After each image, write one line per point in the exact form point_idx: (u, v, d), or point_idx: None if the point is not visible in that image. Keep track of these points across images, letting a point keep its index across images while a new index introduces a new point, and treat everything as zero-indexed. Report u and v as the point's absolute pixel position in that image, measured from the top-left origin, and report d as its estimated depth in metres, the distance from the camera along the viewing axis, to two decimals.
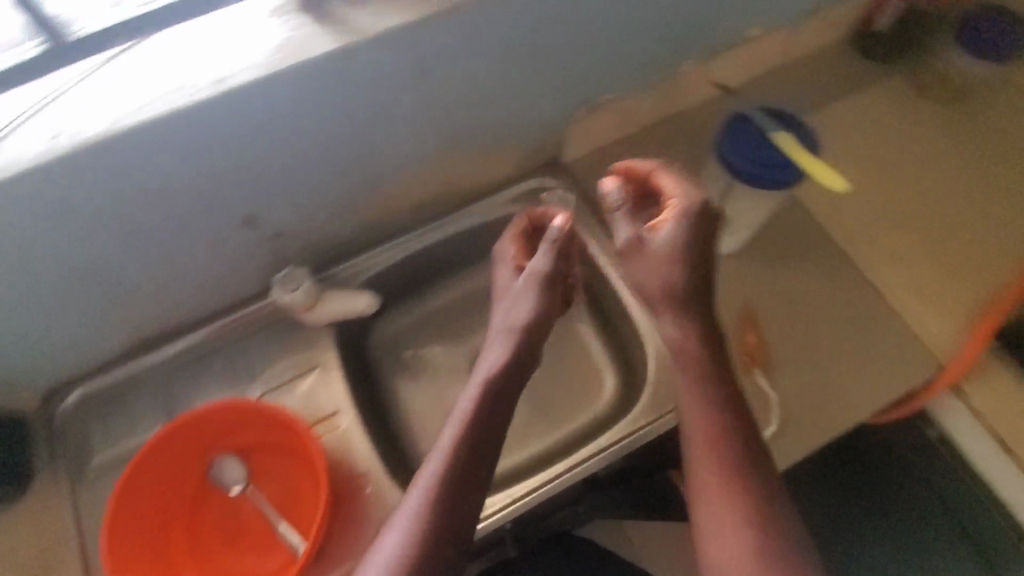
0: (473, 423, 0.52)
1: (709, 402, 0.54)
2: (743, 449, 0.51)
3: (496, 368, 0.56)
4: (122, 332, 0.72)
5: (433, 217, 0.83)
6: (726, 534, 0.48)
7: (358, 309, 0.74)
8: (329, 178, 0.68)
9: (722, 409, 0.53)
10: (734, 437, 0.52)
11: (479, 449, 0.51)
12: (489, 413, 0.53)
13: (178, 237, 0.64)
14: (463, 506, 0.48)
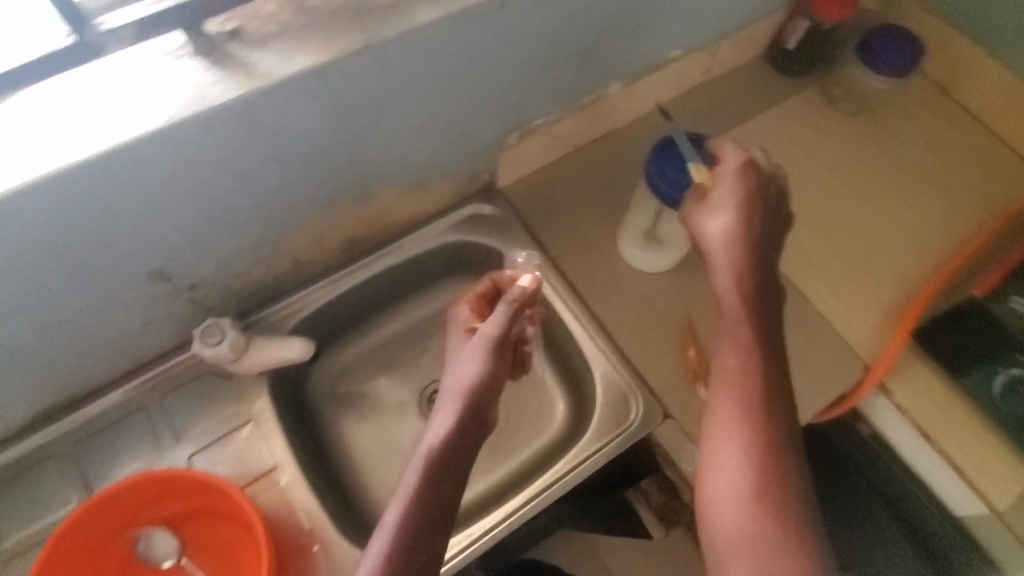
0: (451, 425, 0.51)
1: (751, 359, 0.53)
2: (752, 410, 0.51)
3: (477, 376, 0.54)
4: (22, 402, 0.65)
5: (366, 251, 0.80)
6: (737, 511, 0.47)
7: (290, 357, 0.72)
8: (250, 220, 0.64)
9: (757, 362, 0.53)
10: (754, 392, 0.51)
11: (436, 495, 0.47)
12: (463, 422, 0.51)
13: (82, 295, 0.59)
14: (433, 521, 0.46)
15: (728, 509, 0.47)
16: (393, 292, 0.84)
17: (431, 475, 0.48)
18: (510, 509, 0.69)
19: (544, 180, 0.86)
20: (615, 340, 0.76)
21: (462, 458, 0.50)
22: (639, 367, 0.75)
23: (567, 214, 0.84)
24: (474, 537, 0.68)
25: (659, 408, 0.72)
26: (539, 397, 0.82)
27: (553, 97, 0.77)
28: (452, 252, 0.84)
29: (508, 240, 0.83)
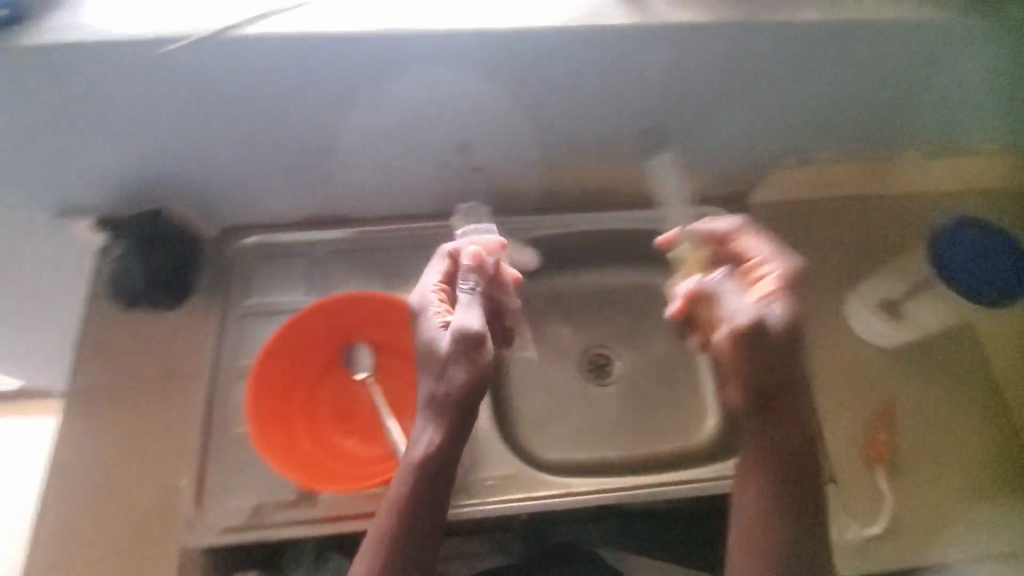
0: (436, 436, 0.56)
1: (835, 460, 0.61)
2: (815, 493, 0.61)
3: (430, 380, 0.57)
4: (311, 202, 0.78)
5: (608, 205, 0.84)
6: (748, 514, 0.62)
7: (517, 262, 0.78)
8: (550, 133, 0.71)
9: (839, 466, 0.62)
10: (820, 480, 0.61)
11: (419, 510, 0.55)
12: (446, 433, 0.57)
13: (405, 136, 0.69)
14: (424, 512, 0.55)
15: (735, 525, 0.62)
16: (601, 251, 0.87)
17: (417, 490, 0.55)
18: (647, 482, 0.71)
19: (792, 213, 0.85)
20: (806, 386, 0.75)
21: (446, 474, 0.57)
22: (821, 421, 0.74)
23: (801, 254, 0.83)
24: (606, 488, 0.71)
25: (828, 468, 0.70)
26: (692, 406, 0.85)
27: (844, 137, 0.77)
28: None
29: None
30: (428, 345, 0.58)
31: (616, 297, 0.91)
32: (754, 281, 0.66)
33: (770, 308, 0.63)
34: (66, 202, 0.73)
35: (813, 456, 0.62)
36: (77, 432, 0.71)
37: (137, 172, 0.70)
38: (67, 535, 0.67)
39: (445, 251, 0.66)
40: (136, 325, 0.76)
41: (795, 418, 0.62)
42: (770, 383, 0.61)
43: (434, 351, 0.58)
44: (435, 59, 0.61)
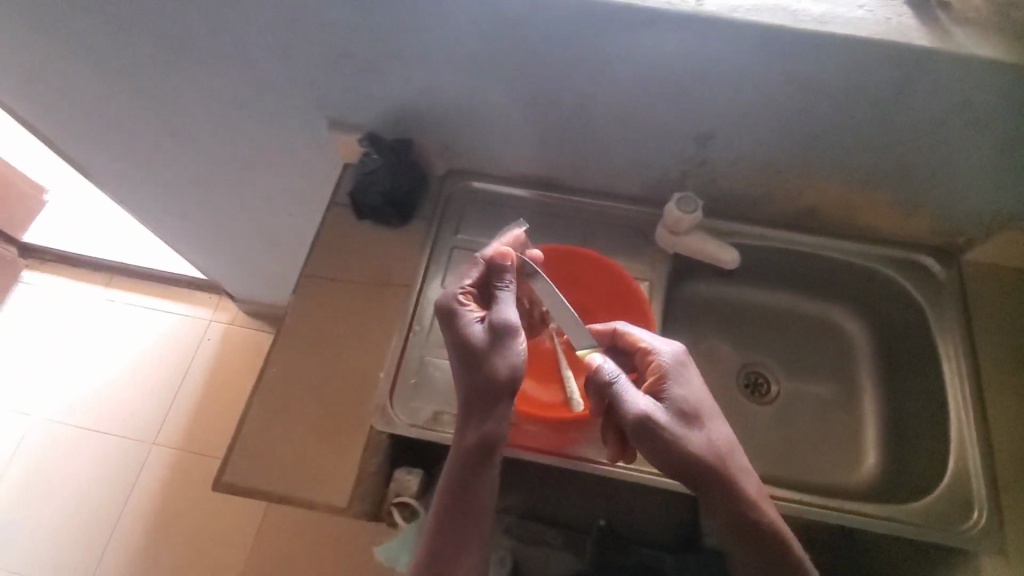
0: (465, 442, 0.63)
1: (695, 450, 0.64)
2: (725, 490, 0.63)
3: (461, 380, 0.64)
4: (536, 161, 0.85)
5: (808, 227, 0.86)
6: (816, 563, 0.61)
7: (716, 258, 0.82)
8: (788, 141, 0.74)
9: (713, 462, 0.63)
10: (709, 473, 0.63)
11: (451, 491, 0.62)
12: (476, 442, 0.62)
13: (651, 117, 0.75)
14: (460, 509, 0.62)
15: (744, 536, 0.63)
16: (790, 276, 0.90)
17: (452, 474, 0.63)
18: (804, 498, 0.71)
19: (999, 279, 0.82)
20: (992, 453, 0.72)
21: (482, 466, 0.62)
22: (1004, 494, 0.70)
23: (1005, 324, 0.80)
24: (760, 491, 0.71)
25: (1003, 543, 0.67)
26: (852, 445, 0.85)
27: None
28: (873, 280, 0.85)
29: (936, 306, 0.81)
30: (456, 339, 0.64)
31: (790, 324, 0.93)
32: (654, 372, 0.65)
33: (704, 422, 0.63)
34: (341, 116, 0.85)
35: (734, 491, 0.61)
36: (304, 310, 0.81)
37: (408, 104, 0.81)
38: (281, 391, 0.76)
39: (475, 257, 0.69)
40: (360, 231, 0.86)
41: (718, 452, 0.62)
42: (693, 464, 0.60)
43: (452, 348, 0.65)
44: (722, 51, 0.65)
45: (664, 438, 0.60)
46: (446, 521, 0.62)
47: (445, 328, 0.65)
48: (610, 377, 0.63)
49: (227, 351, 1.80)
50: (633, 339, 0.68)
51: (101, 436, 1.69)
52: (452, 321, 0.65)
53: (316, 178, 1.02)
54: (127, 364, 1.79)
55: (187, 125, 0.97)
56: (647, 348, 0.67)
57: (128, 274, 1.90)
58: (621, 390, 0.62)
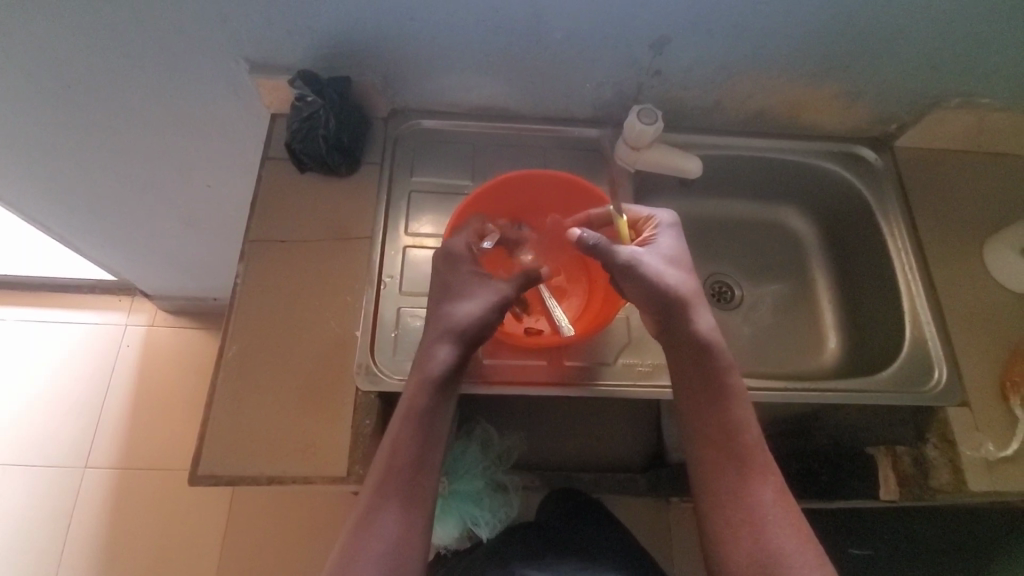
0: (433, 347, 0.64)
1: (670, 346, 0.66)
2: (686, 372, 0.66)
3: (437, 310, 0.66)
4: (483, 91, 0.81)
5: (756, 131, 0.88)
6: (763, 456, 0.63)
7: (681, 167, 0.81)
8: (735, 43, 0.73)
9: (678, 349, 0.66)
10: (674, 355, 0.66)
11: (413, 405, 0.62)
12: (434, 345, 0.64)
13: (600, 31, 0.71)
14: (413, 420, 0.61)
15: (706, 428, 0.64)
16: (743, 184, 0.92)
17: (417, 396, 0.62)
18: (788, 386, 0.75)
19: (928, 161, 0.89)
20: (942, 315, 0.78)
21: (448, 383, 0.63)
22: (956, 350, 0.76)
23: (937, 201, 0.86)
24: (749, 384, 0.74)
25: (962, 394, 0.74)
26: (816, 333, 0.91)
27: (1002, 87, 0.80)
28: (819, 176, 0.89)
29: (878, 191, 0.86)
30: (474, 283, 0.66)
31: (747, 229, 0.96)
32: (646, 233, 0.70)
33: (687, 308, 0.65)
34: (262, 57, 0.75)
35: (687, 324, 0.65)
36: (258, 279, 0.74)
37: (343, 37, 0.72)
38: (245, 371, 0.69)
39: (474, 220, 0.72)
40: (304, 185, 0.79)
41: (697, 340, 0.65)
42: (664, 296, 0.64)
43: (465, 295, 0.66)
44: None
45: (643, 278, 0.63)
46: (398, 449, 0.60)
47: (447, 268, 0.67)
48: (589, 242, 0.62)
49: (153, 354, 1.64)
50: (636, 231, 0.71)
51: (20, 472, 1.50)
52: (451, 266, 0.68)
53: (238, 137, 0.91)
54: (35, 387, 1.59)
55: (69, 91, 0.83)
56: (642, 215, 0.71)
57: (14, 286, 1.67)
58: (603, 248, 0.63)
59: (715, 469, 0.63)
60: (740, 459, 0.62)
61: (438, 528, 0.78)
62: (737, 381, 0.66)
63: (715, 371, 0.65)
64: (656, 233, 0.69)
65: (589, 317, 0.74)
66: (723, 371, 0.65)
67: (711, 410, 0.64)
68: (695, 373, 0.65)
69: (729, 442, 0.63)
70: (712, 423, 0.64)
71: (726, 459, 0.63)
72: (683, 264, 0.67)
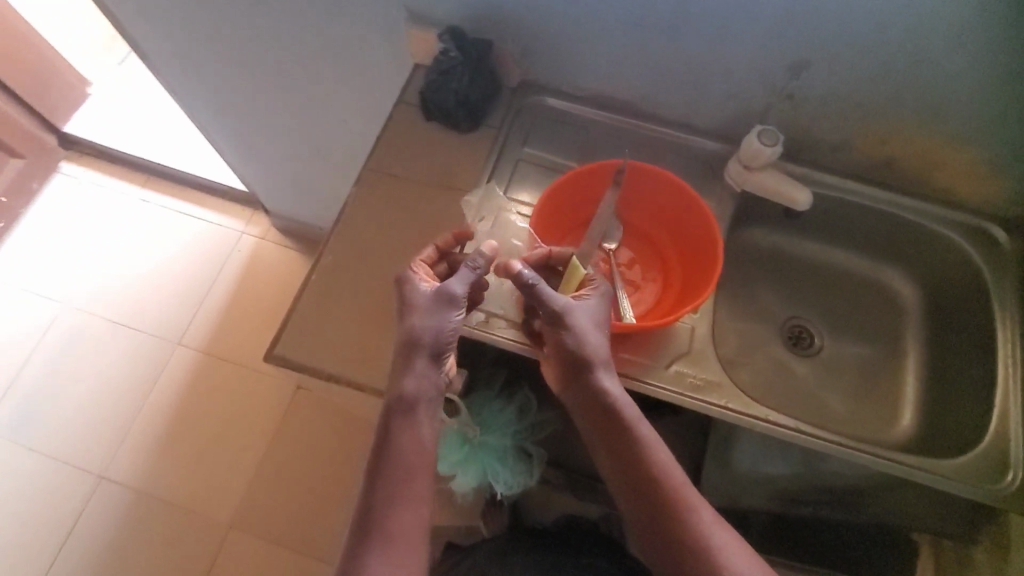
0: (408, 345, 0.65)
1: (584, 406, 0.66)
2: (597, 436, 0.66)
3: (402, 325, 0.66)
4: (610, 81, 0.83)
5: (879, 181, 0.84)
6: (697, 519, 0.61)
7: (789, 197, 0.79)
8: (877, 80, 0.71)
9: (589, 411, 0.66)
10: (585, 416, 0.66)
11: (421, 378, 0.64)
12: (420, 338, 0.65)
13: (740, 41, 0.72)
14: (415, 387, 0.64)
15: (629, 491, 0.64)
16: (852, 232, 0.88)
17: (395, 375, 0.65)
18: (843, 442, 0.71)
19: None
20: None
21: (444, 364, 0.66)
22: None
23: None
24: (802, 430, 0.70)
25: None
26: (891, 404, 0.85)
27: None
28: (937, 243, 0.84)
29: (1001, 273, 0.79)
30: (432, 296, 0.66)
31: (844, 281, 0.92)
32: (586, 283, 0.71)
33: (593, 367, 0.65)
34: (418, 8, 0.83)
35: (588, 382, 0.65)
36: (366, 202, 0.81)
37: (493, 1, 0.77)
38: (334, 278, 0.77)
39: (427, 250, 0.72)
40: (425, 131, 0.86)
41: (600, 401, 0.65)
42: (573, 353, 0.65)
43: (416, 306, 0.66)
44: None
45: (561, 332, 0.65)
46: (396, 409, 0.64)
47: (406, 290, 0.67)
48: (529, 279, 0.66)
49: (257, 263, 1.83)
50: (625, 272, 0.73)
51: (130, 330, 1.75)
52: (410, 280, 0.67)
53: (380, 80, 1.00)
54: (158, 265, 1.83)
55: (256, 9, 0.95)
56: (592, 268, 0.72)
57: (164, 177, 1.93)
58: (539, 289, 0.66)
59: (652, 526, 0.62)
60: (674, 517, 0.61)
61: (458, 477, 0.81)
62: (648, 434, 0.65)
63: (620, 428, 0.64)
64: (591, 293, 0.69)
65: (666, 305, 0.77)
66: (631, 422, 0.64)
67: (625, 462, 0.64)
68: (604, 432, 0.65)
69: (645, 496, 0.62)
70: (626, 484, 0.64)
71: (652, 515, 0.62)
72: (603, 323, 0.68)
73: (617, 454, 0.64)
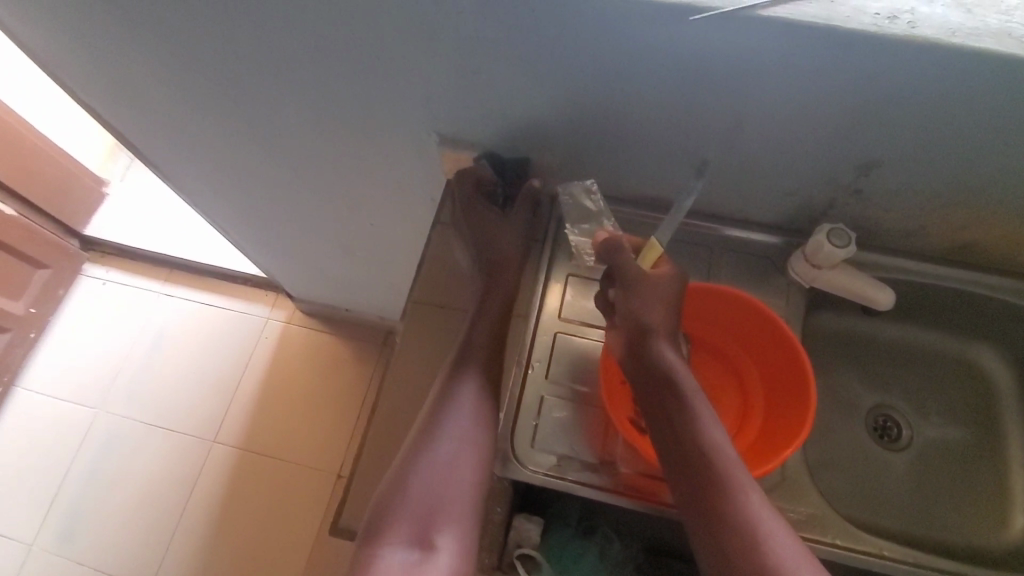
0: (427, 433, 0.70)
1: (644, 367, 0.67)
2: (652, 401, 0.66)
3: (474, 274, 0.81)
4: (658, 184, 0.79)
5: (957, 263, 0.78)
6: (753, 505, 0.59)
7: (868, 296, 0.74)
8: (960, 175, 0.65)
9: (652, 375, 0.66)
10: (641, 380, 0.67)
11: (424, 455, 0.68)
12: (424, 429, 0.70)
13: (806, 147, 0.67)
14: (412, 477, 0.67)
15: (684, 462, 0.62)
16: (931, 312, 0.83)
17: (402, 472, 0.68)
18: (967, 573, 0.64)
19: None
20: None
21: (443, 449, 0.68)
22: None
23: None
24: (921, 563, 0.64)
25: None
26: (997, 500, 0.79)
27: None
28: None
29: None
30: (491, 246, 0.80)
31: (926, 361, 0.86)
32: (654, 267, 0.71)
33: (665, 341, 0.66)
34: (449, 131, 0.79)
35: (658, 351, 0.66)
36: (413, 338, 0.80)
37: (532, 125, 0.73)
38: (391, 433, 0.76)
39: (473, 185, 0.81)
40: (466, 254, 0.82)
41: (667, 369, 0.65)
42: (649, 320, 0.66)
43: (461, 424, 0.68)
44: (937, 78, 0.55)
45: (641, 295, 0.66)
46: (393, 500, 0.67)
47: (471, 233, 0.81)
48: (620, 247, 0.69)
49: (286, 350, 1.80)
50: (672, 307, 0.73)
51: (165, 431, 1.72)
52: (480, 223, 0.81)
53: (409, 189, 0.97)
54: (188, 359, 1.81)
55: (280, 135, 0.93)
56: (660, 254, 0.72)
57: (186, 269, 1.92)
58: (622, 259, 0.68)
59: (704, 502, 0.60)
60: (731, 498, 0.59)
61: None
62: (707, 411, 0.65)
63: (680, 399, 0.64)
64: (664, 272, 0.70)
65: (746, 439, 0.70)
66: (687, 394, 0.64)
67: (690, 455, 0.62)
68: (664, 396, 0.65)
69: (698, 467, 0.61)
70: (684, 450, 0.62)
71: (705, 486, 0.60)
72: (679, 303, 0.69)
73: (675, 423, 0.64)
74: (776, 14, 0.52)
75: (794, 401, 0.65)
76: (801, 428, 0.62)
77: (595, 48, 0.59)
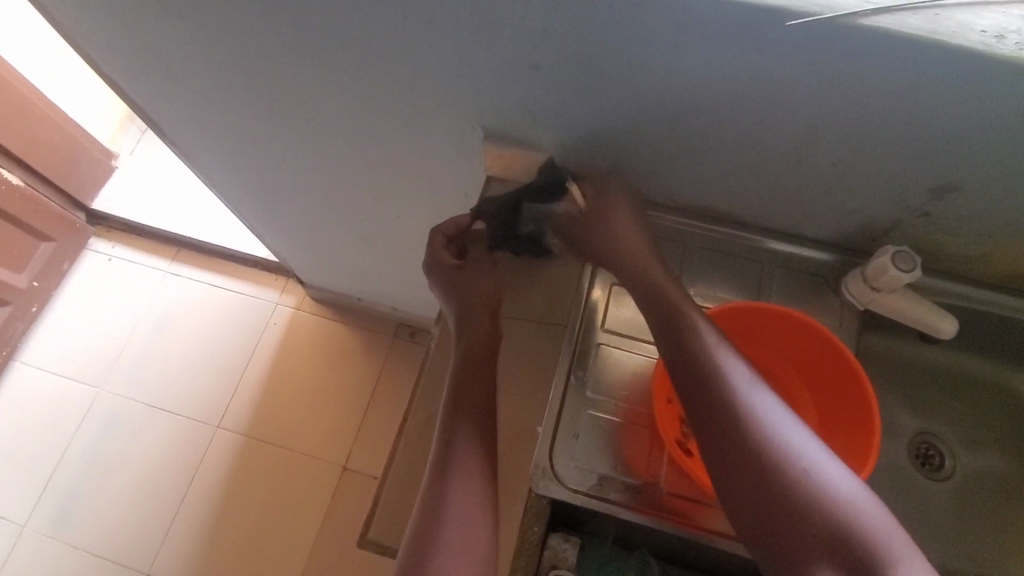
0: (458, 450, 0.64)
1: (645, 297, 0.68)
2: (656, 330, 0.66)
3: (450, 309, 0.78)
4: (711, 195, 0.75)
5: (1016, 291, 0.75)
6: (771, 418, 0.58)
7: (927, 321, 0.71)
8: None
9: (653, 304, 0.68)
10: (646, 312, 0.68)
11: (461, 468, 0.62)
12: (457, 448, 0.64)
13: (879, 165, 0.63)
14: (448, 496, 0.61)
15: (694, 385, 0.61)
16: (982, 340, 0.80)
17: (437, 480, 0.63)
18: None
19: None
20: None
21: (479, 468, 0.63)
22: None
23: None
24: None
25: None
26: None
27: None
28: None
29: None
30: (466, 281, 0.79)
31: (972, 389, 0.83)
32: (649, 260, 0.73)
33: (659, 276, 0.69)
34: (496, 127, 0.75)
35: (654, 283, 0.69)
36: (443, 348, 0.79)
37: (587, 127, 0.69)
38: (425, 442, 0.71)
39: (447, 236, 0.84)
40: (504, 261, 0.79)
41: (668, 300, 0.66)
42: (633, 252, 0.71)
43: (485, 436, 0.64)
44: None
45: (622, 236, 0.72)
46: (430, 513, 0.61)
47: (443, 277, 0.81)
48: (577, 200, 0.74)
49: (294, 337, 1.76)
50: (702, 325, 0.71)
51: (168, 413, 1.69)
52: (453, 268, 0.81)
53: (442, 184, 0.93)
54: (193, 341, 1.77)
55: (311, 119, 0.89)
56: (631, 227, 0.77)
57: (194, 249, 1.88)
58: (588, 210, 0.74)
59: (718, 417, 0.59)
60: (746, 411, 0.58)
61: None
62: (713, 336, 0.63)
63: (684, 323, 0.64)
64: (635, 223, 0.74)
65: None
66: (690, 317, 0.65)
67: (696, 376, 0.61)
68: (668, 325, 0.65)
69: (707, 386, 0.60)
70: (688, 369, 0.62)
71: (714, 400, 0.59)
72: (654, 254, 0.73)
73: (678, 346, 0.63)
74: (878, 24, 0.49)
75: (854, 435, 0.64)
76: (864, 463, 0.61)
77: (672, 51, 0.55)
